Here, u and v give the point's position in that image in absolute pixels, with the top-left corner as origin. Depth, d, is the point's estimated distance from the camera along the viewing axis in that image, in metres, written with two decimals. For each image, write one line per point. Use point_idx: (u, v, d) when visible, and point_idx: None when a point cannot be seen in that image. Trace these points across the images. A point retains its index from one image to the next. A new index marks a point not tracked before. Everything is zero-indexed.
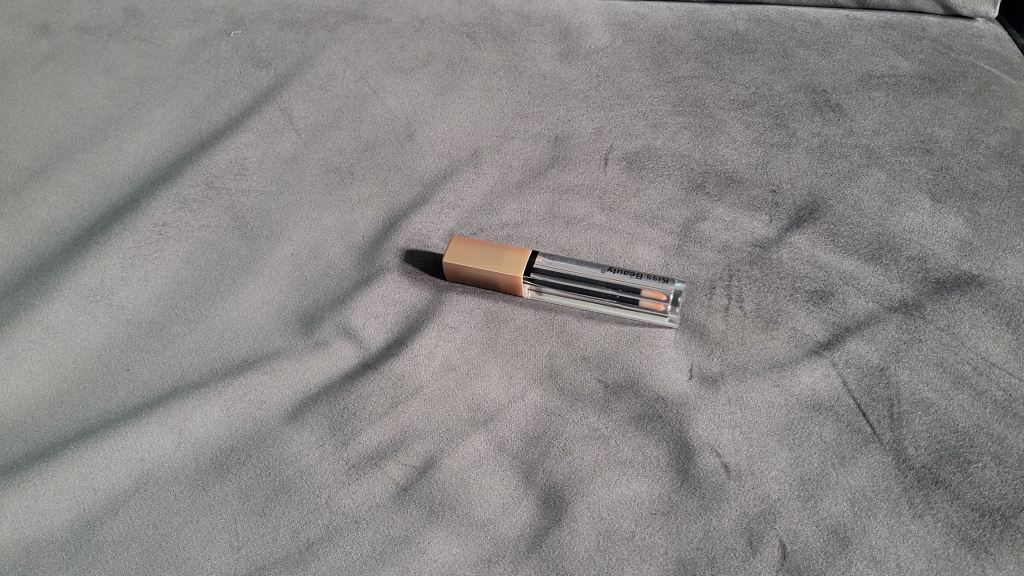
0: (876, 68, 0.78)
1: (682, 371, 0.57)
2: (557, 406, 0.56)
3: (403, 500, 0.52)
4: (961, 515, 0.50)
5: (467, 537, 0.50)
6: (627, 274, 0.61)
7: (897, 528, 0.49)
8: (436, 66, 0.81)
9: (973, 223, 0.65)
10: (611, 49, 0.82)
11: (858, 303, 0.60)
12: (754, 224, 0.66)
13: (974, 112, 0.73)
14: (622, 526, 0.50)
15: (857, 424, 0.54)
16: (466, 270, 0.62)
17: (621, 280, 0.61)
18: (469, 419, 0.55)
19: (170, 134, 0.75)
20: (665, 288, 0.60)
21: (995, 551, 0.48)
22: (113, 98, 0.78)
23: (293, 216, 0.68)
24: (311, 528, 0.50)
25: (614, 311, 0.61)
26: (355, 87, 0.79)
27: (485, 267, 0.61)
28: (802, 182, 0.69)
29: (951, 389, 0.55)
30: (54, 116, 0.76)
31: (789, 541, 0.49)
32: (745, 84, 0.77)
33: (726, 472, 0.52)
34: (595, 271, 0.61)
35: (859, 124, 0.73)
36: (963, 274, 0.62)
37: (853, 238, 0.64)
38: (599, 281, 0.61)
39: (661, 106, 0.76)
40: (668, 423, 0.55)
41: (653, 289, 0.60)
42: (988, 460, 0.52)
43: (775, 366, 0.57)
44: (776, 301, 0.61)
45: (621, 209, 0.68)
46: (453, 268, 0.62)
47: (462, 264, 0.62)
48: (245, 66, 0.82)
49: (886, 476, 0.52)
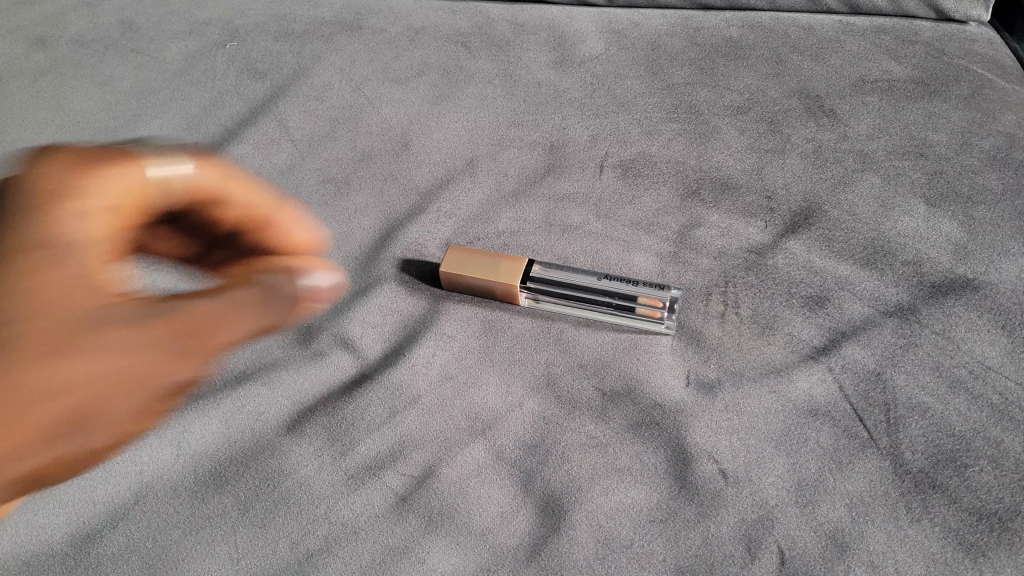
0: (869, 73, 0.78)
1: (679, 378, 0.58)
2: (555, 414, 0.56)
3: (403, 510, 0.52)
4: (958, 519, 0.50)
5: (467, 546, 0.50)
6: (623, 282, 0.62)
7: (894, 533, 0.50)
8: (431, 76, 0.81)
9: (967, 227, 0.65)
10: (606, 56, 0.82)
11: (854, 308, 0.61)
12: (749, 230, 0.66)
13: (968, 116, 0.73)
14: (621, 533, 0.50)
15: (854, 430, 0.54)
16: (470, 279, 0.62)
17: (617, 288, 0.61)
18: (468, 428, 0.56)
19: (167, 147, 0.75)
20: (660, 295, 0.60)
21: (993, 555, 0.48)
22: (110, 110, 0.77)
23: (285, 220, 0.68)
24: (311, 539, 0.51)
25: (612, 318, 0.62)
26: (351, 96, 0.79)
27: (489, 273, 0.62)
28: (797, 188, 0.69)
29: (947, 393, 0.56)
30: (51, 129, 0.75)
31: (788, 547, 0.49)
32: (739, 91, 0.77)
33: (723, 478, 0.52)
34: (592, 279, 0.62)
35: (853, 129, 0.73)
36: (958, 277, 0.62)
37: (848, 242, 0.65)
38: (596, 289, 0.62)
39: (656, 113, 0.76)
40: (665, 430, 0.55)
41: (649, 295, 0.60)
42: (984, 464, 0.52)
43: (771, 372, 0.57)
44: (773, 306, 0.61)
45: (617, 216, 0.68)
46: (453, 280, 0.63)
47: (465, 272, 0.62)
48: (240, 76, 0.81)
49: (882, 481, 0.52)
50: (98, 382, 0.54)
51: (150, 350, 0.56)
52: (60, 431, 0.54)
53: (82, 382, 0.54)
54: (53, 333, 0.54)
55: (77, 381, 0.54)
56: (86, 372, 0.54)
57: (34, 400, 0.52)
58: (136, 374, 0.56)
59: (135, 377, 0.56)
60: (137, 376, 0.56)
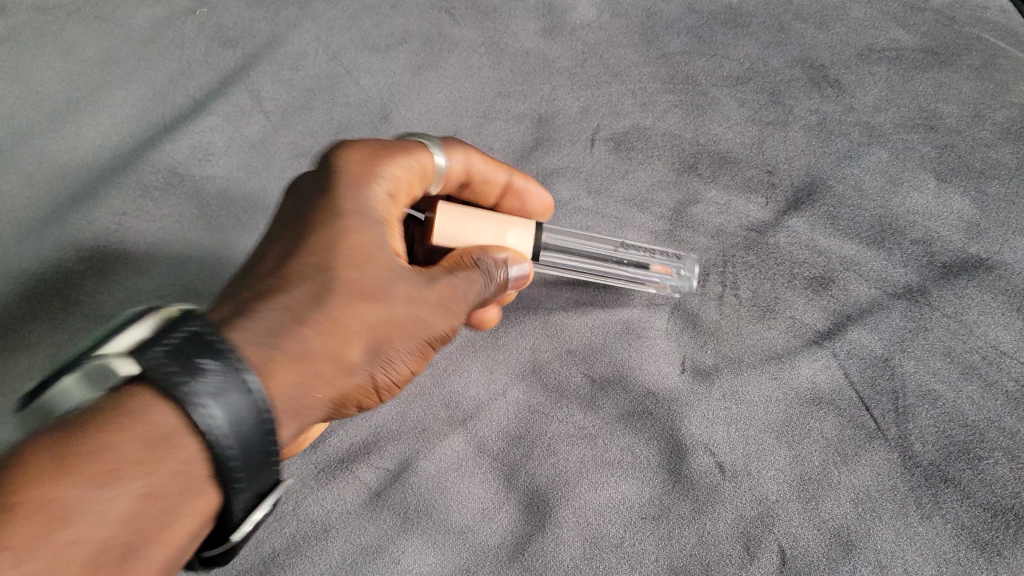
0: (876, 42, 0.74)
1: (674, 365, 0.54)
2: (540, 404, 0.53)
3: (376, 507, 0.49)
4: (972, 515, 0.46)
5: (444, 546, 0.47)
6: (639, 249, 0.58)
7: (903, 530, 0.46)
8: (414, 44, 0.76)
9: (980, 204, 0.61)
10: (598, 24, 0.77)
11: (860, 290, 0.57)
12: (749, 207, 0.62)
13: (980, 87, 0.69)
14: (610, 531, 0.47)
15: (859, 419, 0.51)
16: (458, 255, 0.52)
17: (635, 255, 0.58)
18: (448, 418, 0.53)
19: (131, 120, 0.70)
20: (680, 262, 0.58)
21: (1011, 554, 0.45)
22: (72, 83, 0.72)
23: None
24: (276, 538, 0.47)
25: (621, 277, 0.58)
26: (328, 66, 0.74)
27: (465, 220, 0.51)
28: (800, 162, 0.65)
29: (959, 380, 0.52)
30: (10, 102, 0.70)
31: (789, 546, 0.46)
32: (738, 60, 0.73)
33: (721, 472, 0.49)
34: (607, 248, 0.58)
35: (859, 100, 0.69)
36: (971, 257, 0.58)
37: (854, 220, 0.61)
38: (613, 258, 0.58)
39: (651, 83, 0.72)
40: (659, 420, 0.51)
41: (671, 263, 0.58)
42: (999, 456, 0.49)
43: (771, 358, 0.54)
44: (773, 288, 0.58)
45: (609, 192, 0.64)
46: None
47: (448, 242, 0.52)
48: (211, 44, 0.76)
49: (891, 475, 0.48)
50: (377, 332, 0.43)
51: (423, 303, 0.45)
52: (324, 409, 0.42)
53: (354, 326, 0.42)
54: (363, 283, 0.43)
55: (363, 328, 0.42)
56: (370, 320, 0.42)
57: (330, 348, 0.41)
58: (403, 339, 0.44)
59: (407, 334, 0.44)
60: (404, 335, 0.44)
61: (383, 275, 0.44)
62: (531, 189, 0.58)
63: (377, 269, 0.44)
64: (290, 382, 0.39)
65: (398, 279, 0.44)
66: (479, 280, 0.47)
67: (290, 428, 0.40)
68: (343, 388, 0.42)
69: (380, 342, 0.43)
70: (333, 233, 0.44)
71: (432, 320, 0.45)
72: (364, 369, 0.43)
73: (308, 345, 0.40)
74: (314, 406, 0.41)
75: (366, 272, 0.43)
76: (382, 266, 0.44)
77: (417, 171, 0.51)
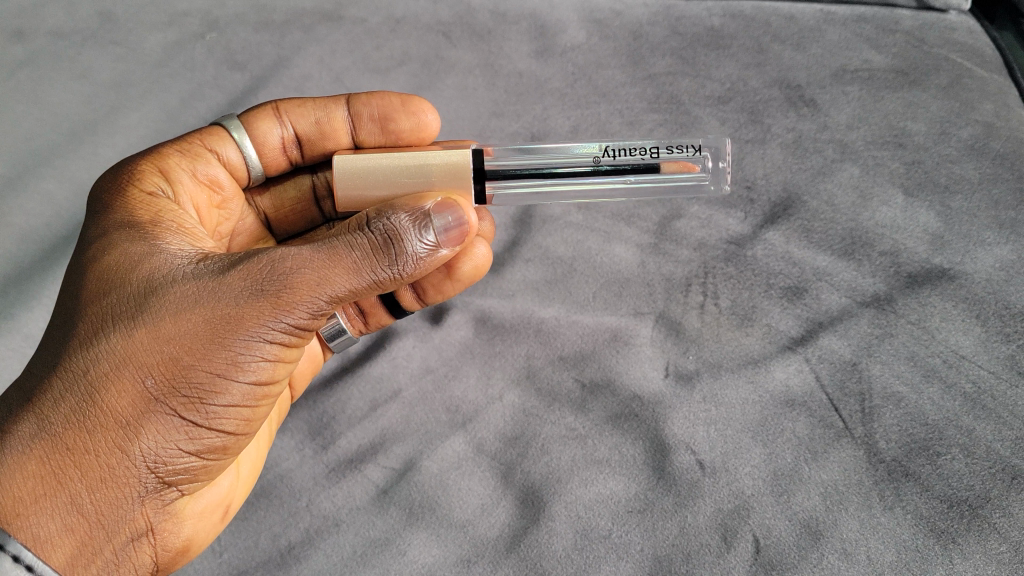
0: (849, 63, 0.77)
1: (658, 370, 0.59)
2: (535, 407, 0.57)
3: (383, 503, 0.53)
4: (930, 506, 0.51)
5: (446, 538, 0.51)
6: (626, 150, 0.55)
7: (867, 520, 0.50)
8: (412, 66, 0.80)
9: (944, 217, 0.65)
10: (588, 46, 0.80)
11: (831, 299, 0.62)
12: (729, 221, 0.67)
13: (948, 105, 0.73)
14: (600, 524, 0.51)
15: (829, 419, 0.55)
16: (382, 193, 0.53)
17: (624, 160, 0.54)
18: (448, 421, 0.57)
19: (147, 141, 0.75)
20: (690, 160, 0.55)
21: (963, 541, 0.49)
22: (89, 104, 0.76)
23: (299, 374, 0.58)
24: (291, 532, 0.53)
25: (601, 181, 0.56)
26: (331, 88, 0.78)
27: (375, 156, 0.53)
28: (777, 178, 0.69)
29: (921, 382, 0.56)
30: (30, 124, 0.74)
31: (763, 535, 0.50)
32: (720, 81, 0.77)
33: (701, 469, 0.53)
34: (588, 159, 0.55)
35: (834, 118, 0.73)
36: (935, 267, 0.63)
37: (827, 233, 0.65)
38: (598, 169, 0.55)
39: (638, 104, 0.76)
40: (644, 421, 0.56)
41: (679, 161, 0.54)
42: (956, 452, 0.53)
43: (748, 363, 0.58)
44: (752, 297, 0.62)
45: (598, 207, 0.69)
46: (396, 294, 0.59)
47: (360, 183, 0.52)
48: (220, 68, 0.79)
49: (857, 469, 0.53)
50: (149, 362, 0.44)
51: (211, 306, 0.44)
52: (116, 477, 0.44)
53: (118, 371, 0.44)
54: (122, 322, 0.45)
55: (126, 368, 0.44)
56: (134, 357, 0.44)
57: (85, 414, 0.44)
58: (192, 353, 0.44)
59: (200, 346, 0.44)
60: (197, 345, 0.44)
61: (146, 302, 0.45)
62: (426, 117, 0.62)
63: (139, 299, 0.45)
64: (41, 464, 0.43)
65: (172, 295, 0.45)
66: (343, 249, 0.45)
67: (71, 515, 0.43)
68: (125, 443, 0.44)
69: (160, 370, 0.44)
70: (93, 295, 0.46)
71: (237, 317, 0.44)
72: (152, 409, 0.44)
73: (62, 419, 0.44)
74: (87, 484, 0.44)
75: (126, 307, 0.45)
76: (148, 293, 0.45)
77: (211, 184, 0.60)
